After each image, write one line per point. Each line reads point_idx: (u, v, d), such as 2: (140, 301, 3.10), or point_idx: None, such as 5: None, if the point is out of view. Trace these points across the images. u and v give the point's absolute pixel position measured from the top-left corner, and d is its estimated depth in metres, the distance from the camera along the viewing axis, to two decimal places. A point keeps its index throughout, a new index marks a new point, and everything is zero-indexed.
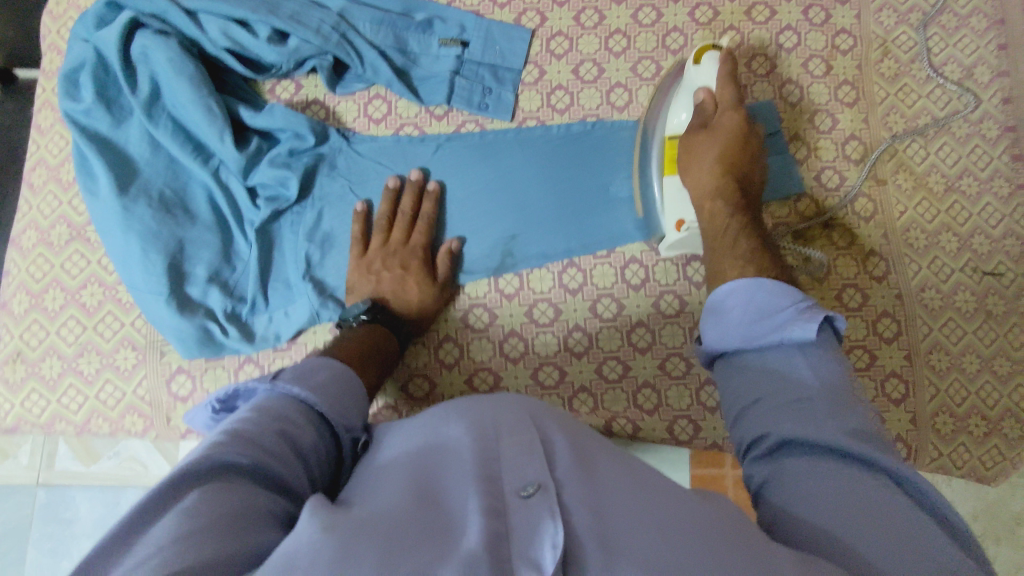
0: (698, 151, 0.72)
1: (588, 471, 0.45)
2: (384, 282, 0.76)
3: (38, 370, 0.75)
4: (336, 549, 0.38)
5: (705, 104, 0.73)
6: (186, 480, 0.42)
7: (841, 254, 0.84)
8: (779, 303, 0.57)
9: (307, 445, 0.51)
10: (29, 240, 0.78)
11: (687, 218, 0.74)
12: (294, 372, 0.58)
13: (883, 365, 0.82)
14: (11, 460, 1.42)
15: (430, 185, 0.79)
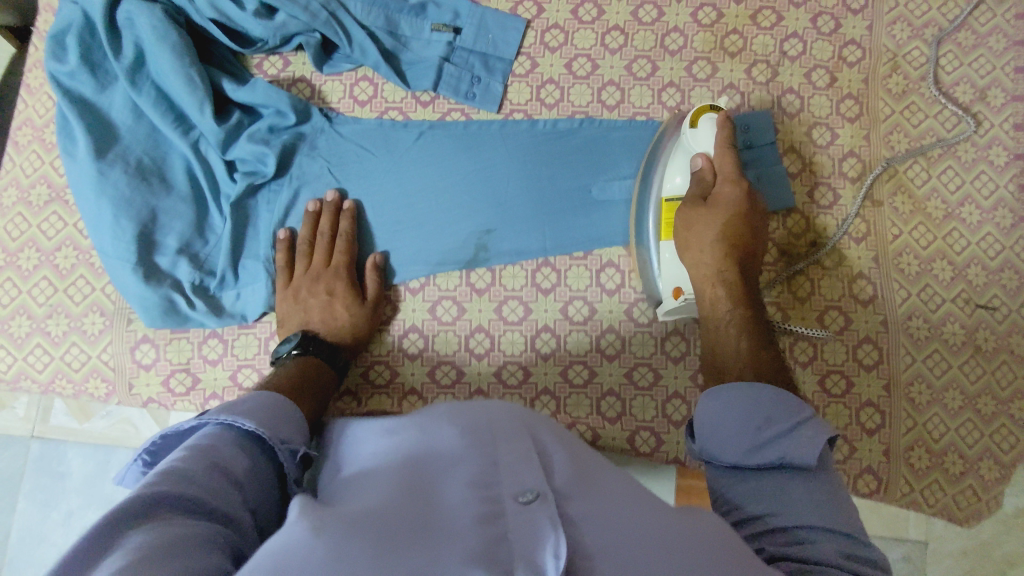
0: (697, 225, 0.72)
1: (583, 489, 0.49)
2: (312, 311, 0.75)
3: (7, 327, 0.76)
4: (344, 539, 0.41)
5: (705, 174, 0.73)
6: (123, 520, 0.43)
7: (827, 274, 0.81)
8: (782, 413, 0.58)
9: (241, 473, 0.53)
10: (9, 198, 0.79)
11: (684, 287, 0.73)
12: (221, 405, 0.59)
13: (860, 393, 0.79)
14: (8, 410, 1.45)
15: (347, 204, 0.78)
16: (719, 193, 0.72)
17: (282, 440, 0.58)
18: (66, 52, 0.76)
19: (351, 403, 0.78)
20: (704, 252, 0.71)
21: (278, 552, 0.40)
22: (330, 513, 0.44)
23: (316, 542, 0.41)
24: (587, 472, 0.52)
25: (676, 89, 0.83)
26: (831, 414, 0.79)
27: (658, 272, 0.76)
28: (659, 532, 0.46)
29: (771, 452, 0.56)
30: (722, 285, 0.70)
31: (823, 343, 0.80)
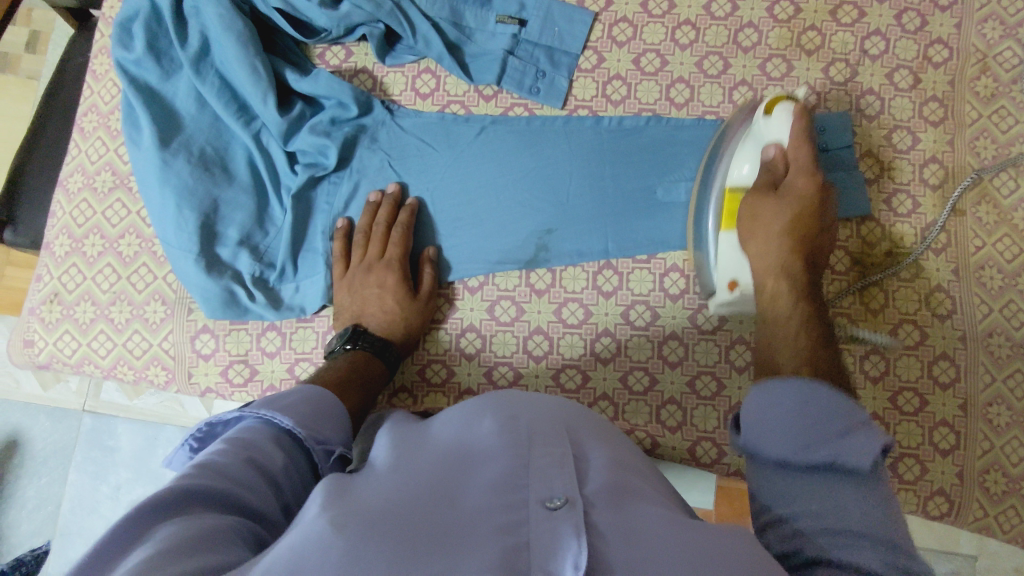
0: (763, 214, 0.67)
1: (617, 499, 0.47)
2: (366, 304, 0.74)
3: (73, 313, 0.77)
4: (352, 544, 0.40)
5: (777, 164, 0.69)
6: (152, 513, 0.43)
7: (903, 286, 0.77)
8: (837, 414, 0.50)
9: (276, 471, 0.53)
10: (75, 183, 0.80)
11: (741, 279, 0.69)
12: (264, 399, 0.59)
13: (934, 411, 0.76)
14: (62, 384, 1.49)
15: (407, 199, 0.77)
16: (794, 186, 0.68)
17: (319, 440, 0.57)
18: (133, 40, 0.76)
19: (406, 400, 0.77)
20: (764, 239, 0.67)
21: (299, 549, 0.40)
22: (354, 508, 0.44)
23: (336, 540, 0.40)
24: (626, 479, 0.50)
25: (748, 88, 0.80)
26: (902, 432, 0.76)
27: (714, 263, 0.72)
28: (694, 541, 0.44)
29: (824, 450, 0.48)
30: (785, 280, 0.65)
31: (896, 358, 0.77)
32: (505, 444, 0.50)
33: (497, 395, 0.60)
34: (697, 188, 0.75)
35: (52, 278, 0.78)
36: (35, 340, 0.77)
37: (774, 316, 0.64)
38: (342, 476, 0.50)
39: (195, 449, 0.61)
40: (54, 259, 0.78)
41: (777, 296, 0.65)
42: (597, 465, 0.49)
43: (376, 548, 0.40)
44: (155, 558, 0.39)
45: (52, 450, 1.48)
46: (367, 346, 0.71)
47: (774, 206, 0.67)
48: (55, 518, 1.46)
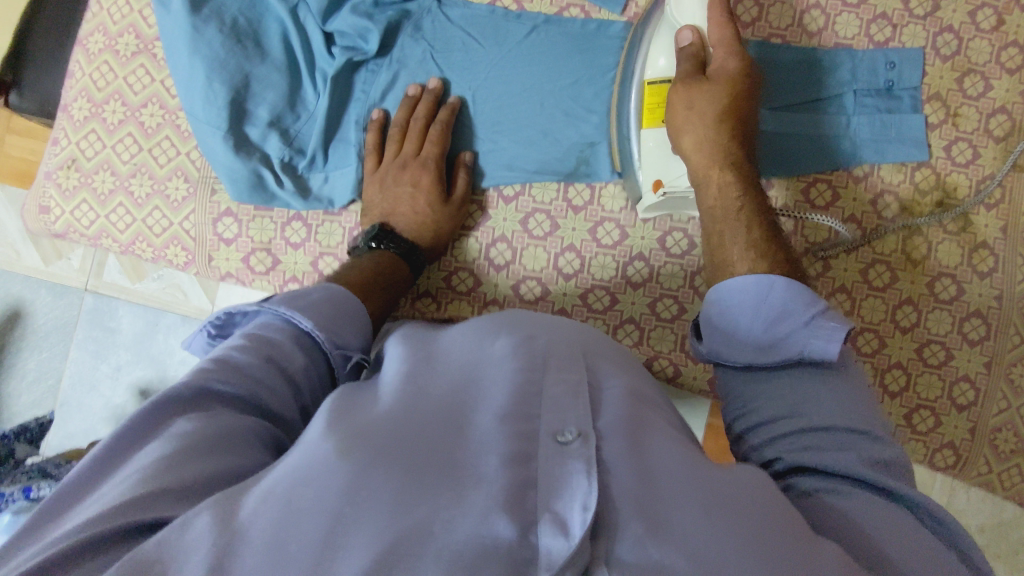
0: (681, 104, 0.64)
1: (635, 430, 0.44)
2: (398, 207, 0.71)
3: (90, 182, 0.74)
4: (353, 477, 0.39)
5: (699, 49, 0.64)
6: (169, 407, 0.45)
7: (948, 239, 0.75)
8: (799, 303, 0.51)
9: (298, 370, 0.52)
10: (95, 44, 0.75)
11: (665, 179, 0.68)
12: (286, 293, 0.56)
13: (957, 367, 0.75)
14: (64, 261, 1.47)
15: (450, 98, 0.73)
16: (719, 67, 0.63)
17: (338, 345, 0.55)
18: None
19: (431, 305, 0.77)
20: (699, 115, 0.63)
21: (301, 478, 0.39)
22: (358, 432, 0.42)
23: (338, 470, 0.39)
24: (646, 411, 0.47)
25: (820, 12, 0.75)
26: (922, 385, 0.75)
27: (640, 163, 0.70)
28: (713, 479, 0.42)
29: (787, 339, 0.50)
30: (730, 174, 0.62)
31: (928, 311, 0.75)
32: (518, 366, 0.48)
33: (513, 312, 0.57)
34: (618, 85, 0.71)
35: (70, 143, 0.74)
36: (51, 207, 0.75)
37: (720, 211, 0.62)
38: (351, 396, 0.48)
39: (214, 335, 0.61)
40: (73, 124, 0.74)
41: (721, 194, 0.63)
42: (613, 396, 0.47)
43: (379, 480, 0.39)
44: (165, 462, 0.41)
45: (54, 324, 1.48)
46: (395, 248, 0.69)
47: (703, 94, 0.63)
48: (55, 391, 1.48)
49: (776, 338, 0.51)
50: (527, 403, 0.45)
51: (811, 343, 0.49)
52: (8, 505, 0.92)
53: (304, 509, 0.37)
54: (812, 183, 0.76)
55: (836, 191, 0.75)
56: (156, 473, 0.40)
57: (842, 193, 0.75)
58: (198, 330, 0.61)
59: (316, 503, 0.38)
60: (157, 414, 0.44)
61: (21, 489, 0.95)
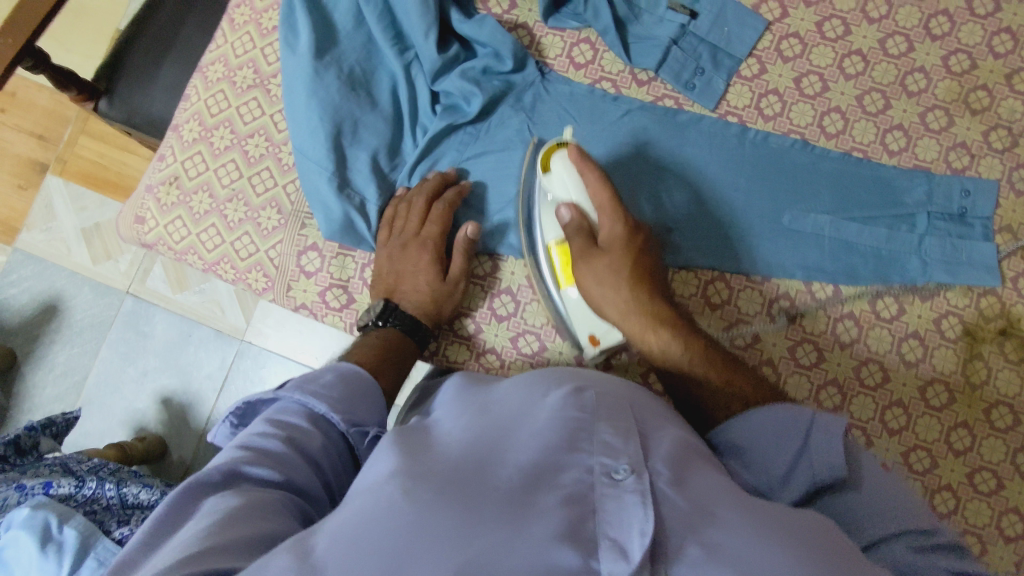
0: (592, 277, 0.68)
1: (682, 467, 0.48)
2: (405, 283, 0.73)
3: (189, 200, 0.77)
4: (416, 517, 0.41)
5: (582, 221, 0.69)
6: (202, 487, 0.48)
7: (1009, 368, 0.75)
8: (790, 425, 0.54)
9: (315, 449, 0.54)
10: (215, 73, 0.79)
11: (597, 332, 0.71)
12: (300, 378, 0.59)
13: (1008, 497, 0.73)
14: (111, 262, 1.49)
15: (461, 182, 0.76)
16: (608, 233, 0.68)
17: (354, 422, 0.57)
18: None
19: (494, 362, 0.77)
20: (610, 286, 0.67)
21: (369, 516, 0.41)
22: (421, 473, 0.44)
23: (403, 511, 0.41)
24: (692, 461, 0.50)
25: (902, 133, 0.78)
26: (970, 510, 0.73)
27: (573, 318, 0.73)
28: (764, 507, 0.46)
29: (796, 469, 0.52)
30: (663, 327, 0.66)
31: (983, 437, 0.74)
32: (567, 409, 0.50)
33: (566, 369, 0.60)
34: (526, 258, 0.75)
35: (175, 161, 0.78)
36: (147, 218, 0.78)
37: (675, 365, 0.65)
38: (411, 437, 0.51)
39: (236, 426, 0.62)
40: (181, 143, 0.78)
41: (663, 346, 0.65)
42: (661, 443, 0.50)
43: (445, 515, 0.41)
44: (207, 531, 0.43)
45: (90, 321, 1.49)
46: (392, 323, 0.70)
47: (604, 264, 0.68)
48: (80, 387, 1.47)
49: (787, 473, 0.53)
50: (576, 441, 0.48)
51: (823, 459, 0.51)
52: (28, 500, 0.91)
53: (374, 545, 0.40)
54: (879, 295, 0.77)
55: (902, 306, 0.77)
56: (207, 535, 0.42)
57: (908, 308, 0.77)
58: (220, 423, 0.62)
59: (386, 537, 0.40)
60: (188, 498, 0.47)
61: (42, 483, 0.96)
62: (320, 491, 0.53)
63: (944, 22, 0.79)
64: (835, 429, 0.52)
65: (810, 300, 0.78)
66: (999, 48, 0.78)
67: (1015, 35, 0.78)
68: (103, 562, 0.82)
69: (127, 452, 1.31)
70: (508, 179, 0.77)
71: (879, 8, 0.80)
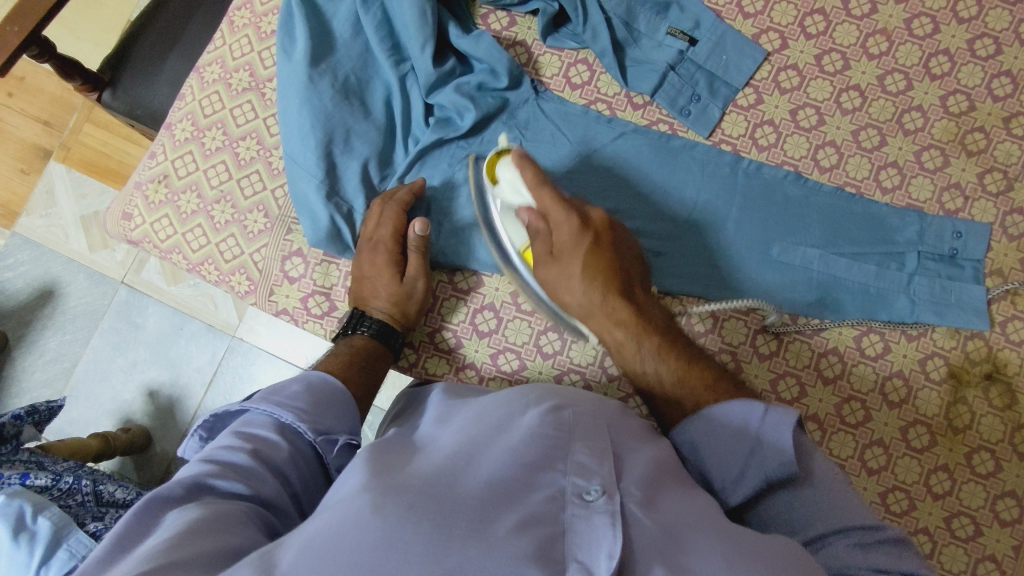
0: (556, 282, 0.67)
1: (652, 492, 0.49)
2: (366, 287, 0.73)
3: (177, 199, 0.77)
4: (386, 527, 0.40)
5: (538, 224, 0.67)
6: (164, 501, 0.47)
7: (992, 413, 0.74)
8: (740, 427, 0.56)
9: (281, 462, 0.54)
10: (211, 74, 0.79)
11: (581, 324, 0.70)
12: (266, 390, 0.59)
13: (985, 544, 0.72)
14: (107, 251, 1.50)
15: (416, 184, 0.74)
16: (562, 237, 0.66)
17: (321, 431, 0.57)
18: None
19: (473, 377, 0.77)
20: (578, 286, 0.66)
21: (336, 530, 0.40)
22: (392, 485, 0.44)
23: (372, 523, 0.40)
24: (661, 484, 0.51)
25: (897, 171, 0.78)
26: (946, 556, 0.72)
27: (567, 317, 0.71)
28: (728, 529, 0.47)
29: (748, 471, 0.55)
30: (618, 327, 0.65)
31: (963, 482, 0.73)
32: (543, 429, 0.50)
33: (542, 387, 0.60)
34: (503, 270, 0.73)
35: (166, 159, 0.78)
36: (134, 215, 0.78)
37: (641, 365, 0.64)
38: (385, 452, 0.51)
39: (205, 439, 0.61)
40: (173, 142, 0.78)
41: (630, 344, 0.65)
42: (631, 464, 0.51)
43: (415, 528, 0.40)
44: (170, 543, 0.42)
45: (83, 309, 1.49)
46: (371, 327, 0.70)
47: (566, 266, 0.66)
48: (68, 375, 1.47)
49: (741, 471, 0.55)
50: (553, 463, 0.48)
51: (772, 455, 0.53)
52: (4, 488, 0.91)
53: (343, 559, 0.39)
54: (864, 332, 0.76)
55: (887, 344, 0.76)
56: (169, 548, 0.41)
57: (893, 347, 0.76)
58: (189, 436, 0.62)
59: (353, 553, 0.39)
60: (146, 513, 0.46)
61: (19, 475, 0.96)
62: (285, 501, 0.52)
63: (944, 62, 0.78)
64: (781, 429, 0.53)
65: (794, 334, 0.77)
66: (998, 91, 0.77)
67: (1015, 78, 0.77)
68: (73, 555, 0.78)
69: (110, 442, 1.31)
70: None
71: (880, 45, 0.79)
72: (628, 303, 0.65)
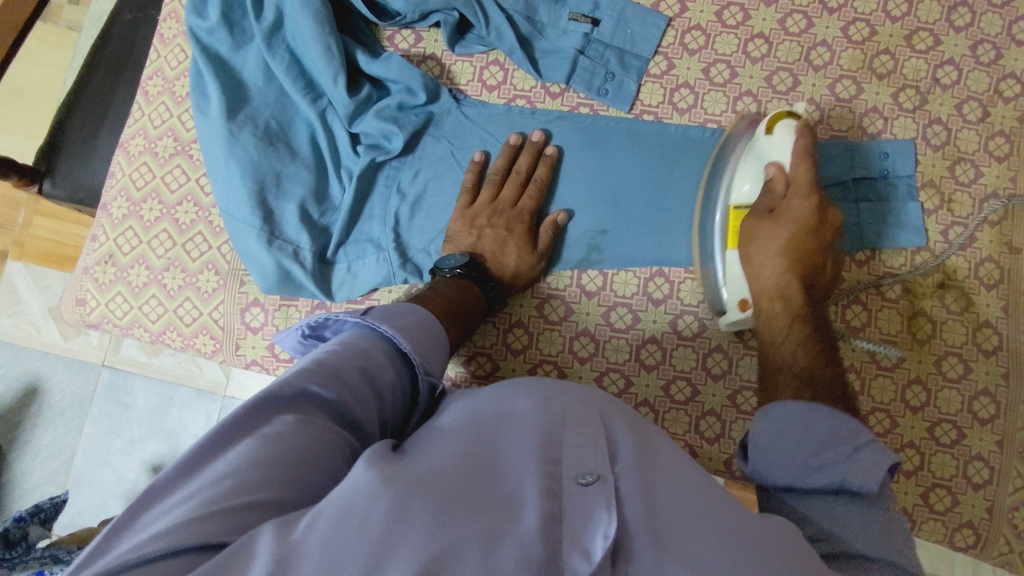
0: (756, 237, 0.68)
1: (648, 472, 0.48)
2: (484, 240, 0.75)
3: (127, 275, 0.78)
4: (390, 503, 0.41)
5: (777, 185, 0.68)
6: (270, 404, 0.49)
7: (952, 319, 0.76)
8: (838, 434, 0.54)
9: (385, 385, 0.56)
10: (136, 146, 0.80)
11: (747, 299, 0.71)
12: (385, 310, 0.62)
13: (970, 446, 0.75)
14: (82, 337, 1.49)
15: (548, 150, 0.78)
16: (795, 209, 0.67)
17: (426, 370, 0.60)
18: (207, 8, 0.77)
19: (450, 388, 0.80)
20: (769, 259, 0.67)
21: (345, 502, 0.41)
22: (397, 470, 0.45)
23: (379, 497, 0.41)
24: (657, 460, 0.51)
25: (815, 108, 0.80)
26: (936, 463, 0.75)
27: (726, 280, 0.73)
28: (725, 509, 0.47)
29: (825, 470, 0.53)
30: (778, 300, 0.67)
31: (937, 390, 0.76)
32: (539, 421, 0.50)
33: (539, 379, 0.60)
34: (698, 220, 0.76)
35: (108, 239, 0.79)
36: (88, 299, 0.79)
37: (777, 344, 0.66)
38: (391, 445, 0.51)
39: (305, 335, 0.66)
40: (112, 221, 0.79)
41: (772, 308, 0.67)
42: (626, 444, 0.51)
43: (419, 507, 0.41)
44: (257, 473, 0.43)
45: (70, 400, 1.48)
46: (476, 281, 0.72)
47: (770, 235, 0.68)
48: (69, 467, 1.47)
49: (812, 470, 0.54)
50: (550, 448, 0.48)
51: (859, 476, 0.52)
52: None
53: (352, 529, 0.39)
54: None
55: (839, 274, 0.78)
56: (253, 482, 0.43)
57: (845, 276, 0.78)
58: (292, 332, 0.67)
59: (362, 520, 0.39)
60: (259, 409, 0.48)
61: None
62: None
63: None
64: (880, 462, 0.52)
65: None
66: (894, 12, 0.80)
67: None
68: None
69: None
70: (439, 211, 0.79)
71: None
72: (802, 287, 0.66)
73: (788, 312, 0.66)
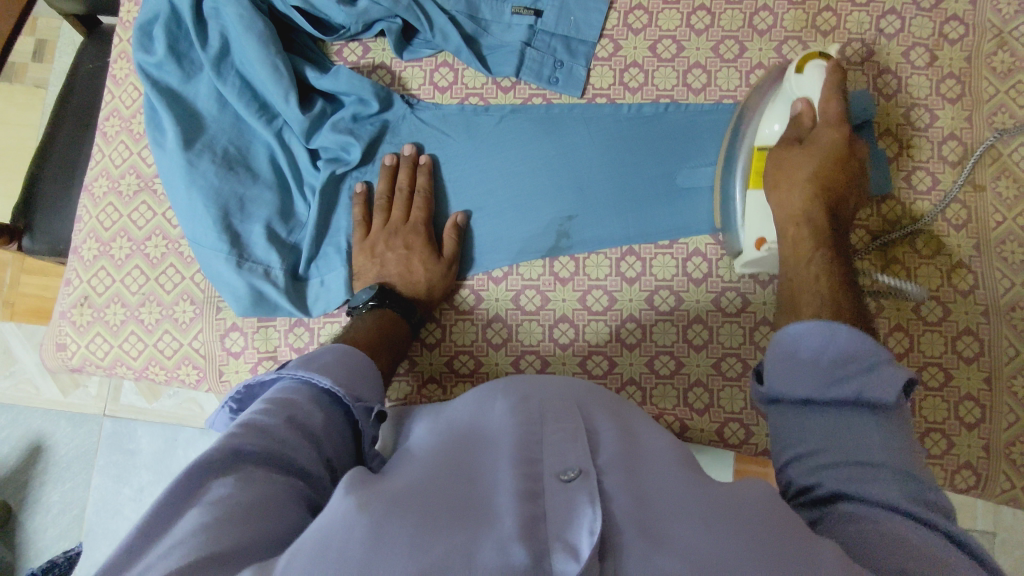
0: (786, 167, 0.69)
1: (630, 465, 0.48)
2: (389, 266, 0.76)
3: (104, 315, 0.78)
4: (368, 528, 0.40)
5: (805, 118, 0.70)
6: (202, 471, 0.44)
7: (925, 264, 0.76)
8: (860, 351, 0.52)
9: (318, 429, 0.53)
10: (101, 188, 0.81)
11: (767, 236, 0.70)
12: (299, 359, 0.58)
13: (959, 387, 0.75)
14: (81, 389, 1.50)
15: (422, 160, 0.79)
16: (824, 134, 0.68)
17: (357, 399, 0.57)
18: (154, 44, 0.78)
19: (436, 391, 0.80)
20: (788, 189, 0.68)
21: (325, 534, 0.41)
22: (377, 493, 0.45)
23: (357, 523, 0.41)
24: (640, 452, 0.50)
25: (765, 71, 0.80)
26: (928, 408, 0.75)
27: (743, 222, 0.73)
28: (713, 494, 0.46)
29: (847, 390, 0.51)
30: (804, 224, 0.67)
31: (920, 335, 0.75)
32: (517, 423, 0.50)
33: (518, 377, 0.59)
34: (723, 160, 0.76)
35: (82, 282, 0.79)
36: (68, 343, 0.79)
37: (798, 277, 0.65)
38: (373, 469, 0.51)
39: (235, 410, 0.61)
40: (83, 263, 0.79)
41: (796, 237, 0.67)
42: (608, 438, 0.50)
43: (397, 526, 0.40)
44: (209, 532, 0.40)
45: (75, 453, 1.48)
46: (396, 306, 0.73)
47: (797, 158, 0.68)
48: (80, 521, 1.46)
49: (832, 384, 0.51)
50: (528, 449, 0.47)
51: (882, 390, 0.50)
52: None
53: (333, 558, 0.39)
54: None
55: None
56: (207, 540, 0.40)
57: None
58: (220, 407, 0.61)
59: (342, 549, 0.39)
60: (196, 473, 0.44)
61: None
62: None
63: None
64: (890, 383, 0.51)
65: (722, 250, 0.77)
66: None
67: None
68: None
69: None
70: None
71: None
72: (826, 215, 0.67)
73: (813, 237, 0.66)
